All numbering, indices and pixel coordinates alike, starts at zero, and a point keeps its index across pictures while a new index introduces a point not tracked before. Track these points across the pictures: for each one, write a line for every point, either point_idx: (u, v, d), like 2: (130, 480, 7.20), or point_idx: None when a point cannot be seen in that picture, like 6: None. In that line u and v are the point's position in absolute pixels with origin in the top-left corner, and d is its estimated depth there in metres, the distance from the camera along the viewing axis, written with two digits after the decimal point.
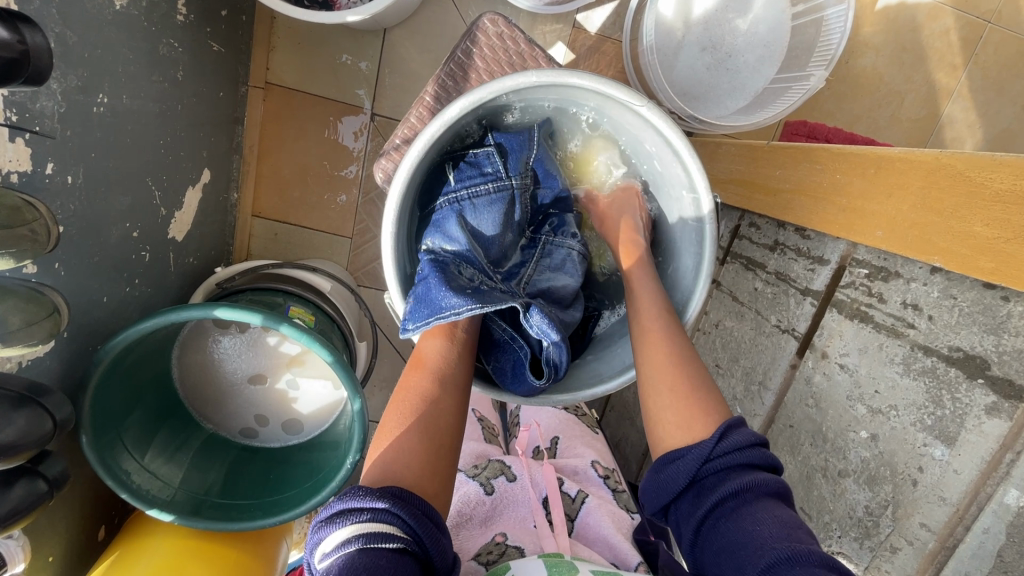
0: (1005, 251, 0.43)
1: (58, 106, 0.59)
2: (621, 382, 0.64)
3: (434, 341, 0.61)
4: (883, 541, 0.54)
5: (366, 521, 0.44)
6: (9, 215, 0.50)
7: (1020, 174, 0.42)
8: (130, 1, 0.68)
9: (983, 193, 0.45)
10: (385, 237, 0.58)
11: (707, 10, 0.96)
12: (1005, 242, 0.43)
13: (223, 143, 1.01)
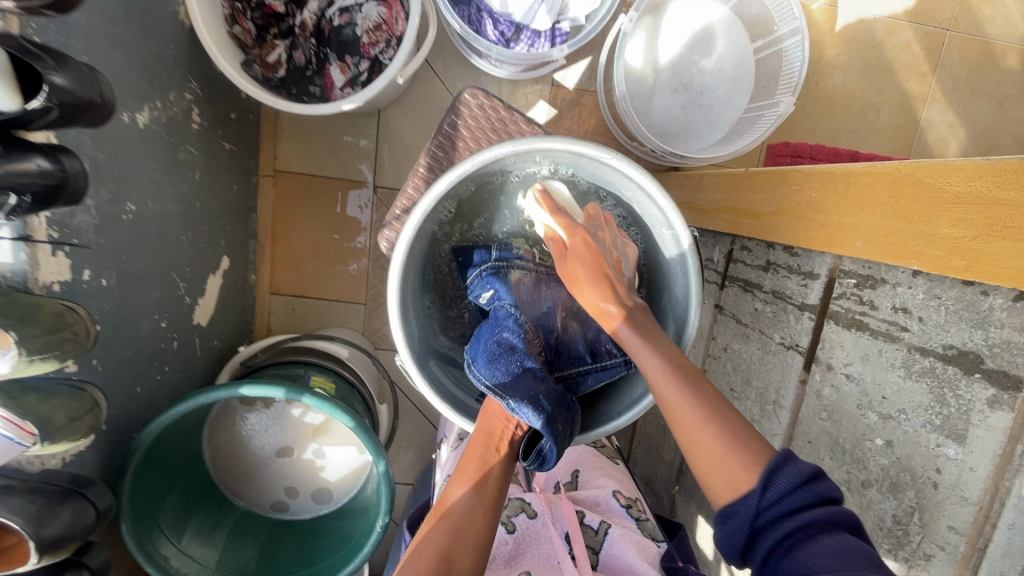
0: (973, 248, 0.45)
1: (93, 219, 0.65)
2: (631, 416, 0.63)
3: (461, 487, 0.59)
4: (917, 549, 0.53)
5: None
6: (55, 320, 0.55)
7: (974, 176, 0.44)
8: (154, 119, 0.76)
9: (945, 196, 0.47)
10: (392, 289, 0.61)
11: (674, 55, 1.02)
12: (972, 240, 0.45)
13: (239, 231, 1.08)
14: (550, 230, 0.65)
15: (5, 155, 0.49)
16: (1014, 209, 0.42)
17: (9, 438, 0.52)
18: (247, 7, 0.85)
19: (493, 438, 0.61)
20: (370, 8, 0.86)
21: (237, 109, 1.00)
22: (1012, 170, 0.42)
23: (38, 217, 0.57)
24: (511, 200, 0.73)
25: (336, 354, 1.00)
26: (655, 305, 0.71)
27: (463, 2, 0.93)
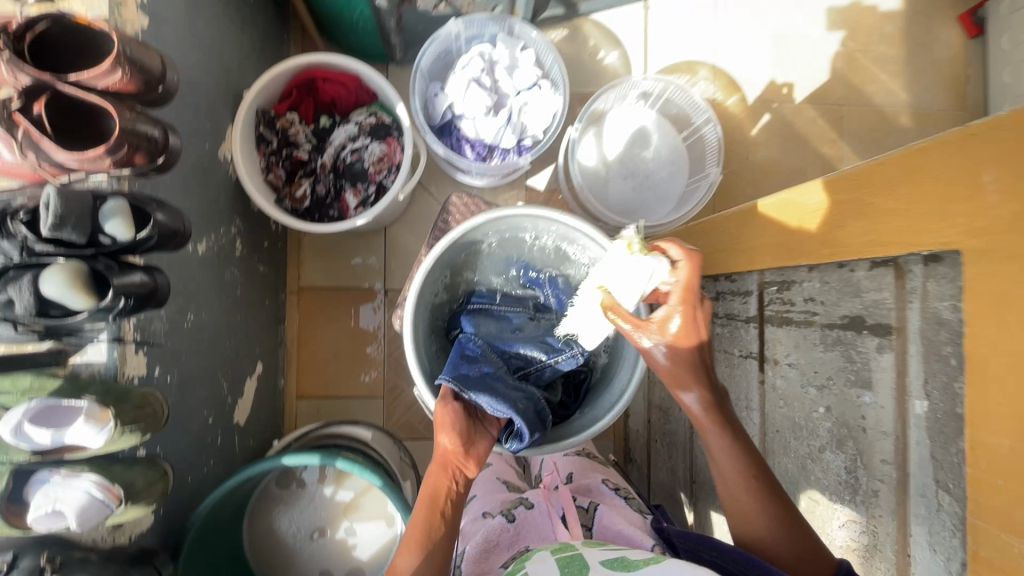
0: (828, 235, 0.58)
1: (165, 325, 0.81)
2: (612, 417, 0.74)
3: (411, 551, 0.64)
4: (867, 490, 0.56)
5: None
6: (142, 399, 0.70)
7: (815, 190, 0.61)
8: (210, 248, 0.94)
9: (801, 208, 0.63)
10: (407, 341, 0.74)
11: (619, 151, 1.25)
12: (825, 230, 0.59)
13: (270, 341, 1.24)
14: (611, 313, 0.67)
15: (118, 271, 0.65)
16: (846, 204, 0.56)
17: (101, 500, 0.63)
18: (278, 159, 1.08)
19: (436, 495, 0.68)
20: (374, 147, 1.08)
21: (269, 238, 1.21)
22: (849, 179, 0.55)
23: (129, 322, 0.73)
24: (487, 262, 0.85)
25: (362, 437, 1.10)
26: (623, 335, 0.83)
27: (446, 134, 1.19)
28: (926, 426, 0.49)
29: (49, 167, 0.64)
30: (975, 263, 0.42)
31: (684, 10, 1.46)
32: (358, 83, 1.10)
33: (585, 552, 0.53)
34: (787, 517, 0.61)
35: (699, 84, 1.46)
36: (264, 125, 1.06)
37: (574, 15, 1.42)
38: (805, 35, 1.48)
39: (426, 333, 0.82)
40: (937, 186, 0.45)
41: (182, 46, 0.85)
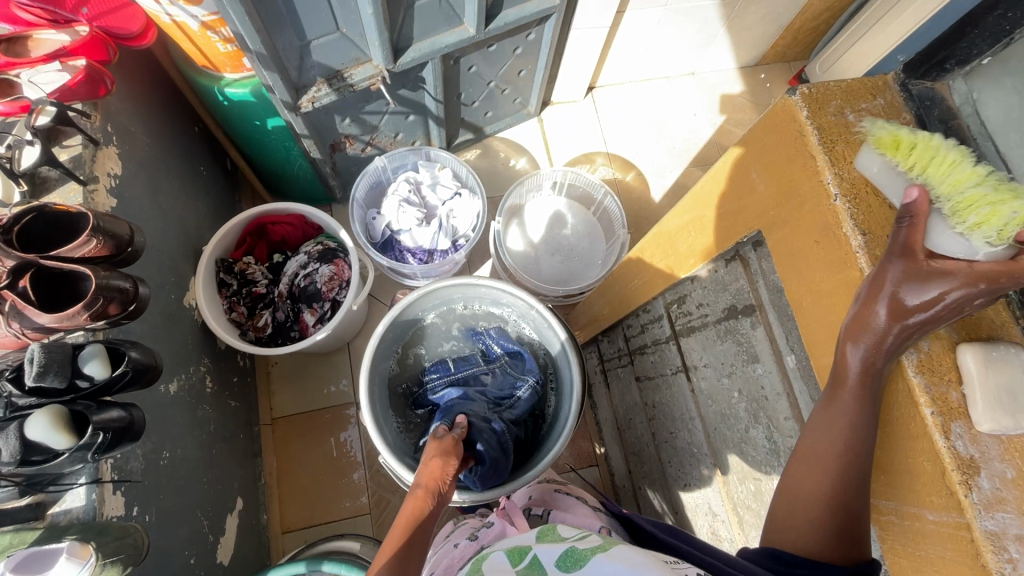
0: (691, 250, 0.73)
1: (139, 463, 0.85)
2: (562, 440, 0.83)
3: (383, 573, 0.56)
4: (783, 448, 0.64)
5: None
6: (123, 528, 0.74)
7: (675, 220, 0.77)
8: (181, 386, 1.01)
9: (670, 235, 0.79)
10: (365, 418, 0.83)
11: (542, 234, 1.43)
12: (687, 247, 0.74)
13: (249, 475, 1.25)
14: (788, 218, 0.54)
15: (96, 409, 0.71)
16: (692, 222, 0.71)
17: None
18: (239, 297, 1.20)
19: (415, 517, 0.63)
20: (323, 269, 1.22)
21: (238, 373, 1.28)
22: (690, 202, 0.71)
23: (106, 462, 0.77)
24: (435, 338, 1.01)
25: (348, 548, 1.08)
26: (561, 373, 0.95)
27: (389, 248, 1.34)
28: (800, 374, 0.59)
29: (32, 332, 0.74)
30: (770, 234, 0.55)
31: (573, 116, 1.75)
32: (304, 220, 1.27)
33: (540, 552, 0.55)
34: (845, 505, 0.47)
35: (600, 169, 1.71)
36: (224, 271, 1.19)
37: (484, 136, 1.68)
38: (675, 116, 1.79)
39: (389, 412, 0.93)
40: (733, 189, 0.60)
41: (146, 216, 0.99)
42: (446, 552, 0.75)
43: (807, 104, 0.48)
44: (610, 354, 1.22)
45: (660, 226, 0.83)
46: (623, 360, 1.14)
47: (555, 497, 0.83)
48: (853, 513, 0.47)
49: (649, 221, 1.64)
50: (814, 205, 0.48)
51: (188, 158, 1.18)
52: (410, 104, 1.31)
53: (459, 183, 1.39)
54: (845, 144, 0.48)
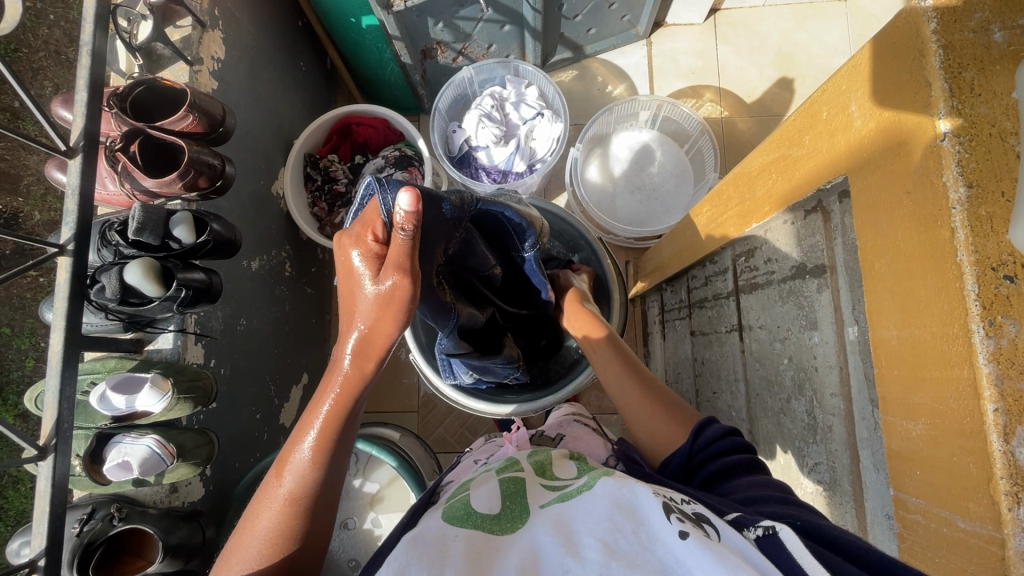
0: (766, 196, 0.64)
1: (218, 323, 0.96)
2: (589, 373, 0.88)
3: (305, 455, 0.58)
4: (823, 426, 0.58)
5: None
6: (198, 372, 0.85)
7: (755, 160, 0.67)
8: (261, 265, 1.11)
9: (747, 177, 0.70)
10: None
11: (624, 168, 1.35)
12: (763, 191, 0.65)
13: (317, 357, 1.38)
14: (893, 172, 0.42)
15: (181, 268, 0.81)
16: (773, 162, 0.62)
17: (158, 455, 0.76)
18: (321, 193, 1.27)
19: (345, 392, 0.58)
20: (397, 175, 1.25)
21: (316, 265, 1.39)
22: (776, 140, 0.61)
23: (191, 317, 0.89)
24: None
25: (389, 436, 1.16)
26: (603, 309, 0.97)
27: (465, 164, 1.34)
28: (858, 349, 0.51)
29: (141, 194, 0.84)
30: (856, 179, 0.47)
31: (686, 42, 1.57)
32: (387, 125, 1.31)
33: (525, 476, 0.57)
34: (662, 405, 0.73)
35: (705, 106, 1.54)
36: (310, 166, 1.26)
37: (583, 57, 1.57)
38: (808, 51, 1.54)
39: None
40: (827, 125, 0.51)
41: (243, 103, 1.06)
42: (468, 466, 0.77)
43: (938, 15, 0.38)
44: (671, 305, 1.15)
45: (737, 169, 0.74)
46: (682, 312, 1.07)
47: (567, 424, 0.83)
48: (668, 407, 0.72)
49: None
50: (917, 146, 0.39)
51: (289, 51, 1.23)
52: (506, 12, 1.25)
53: (544, 104, 1.33)
54: (981, 70, 0.37)
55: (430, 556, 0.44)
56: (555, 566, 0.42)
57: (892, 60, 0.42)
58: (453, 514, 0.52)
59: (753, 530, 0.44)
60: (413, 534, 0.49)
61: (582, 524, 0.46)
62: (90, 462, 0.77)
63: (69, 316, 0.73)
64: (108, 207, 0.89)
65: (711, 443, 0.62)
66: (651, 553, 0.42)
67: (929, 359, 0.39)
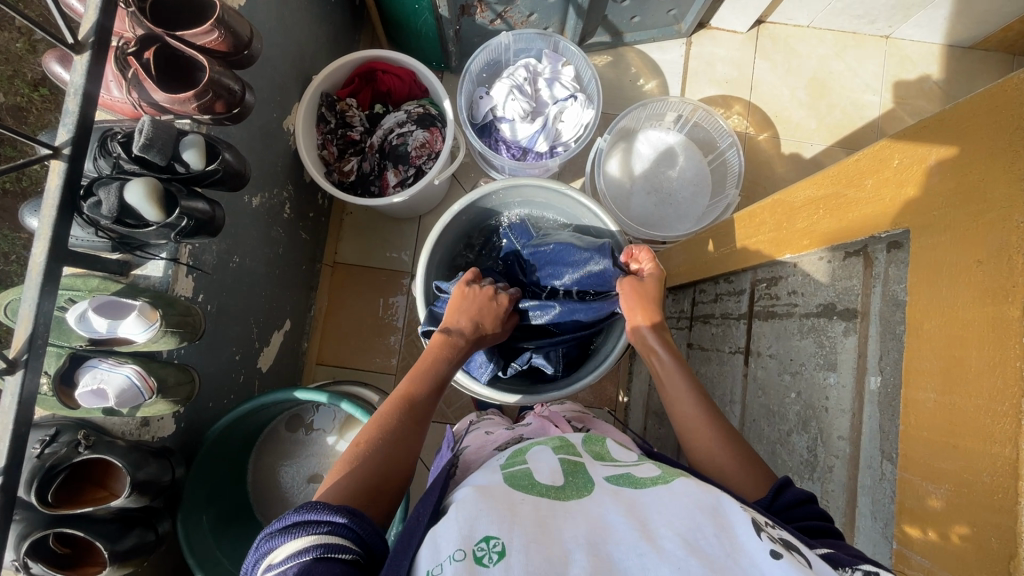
0: (807, 230, 0.64)
1: (211, 258, 0.91)
2: (600, 372, 0.86)
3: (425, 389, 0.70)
4: (822, 465, 0.60)
5: (324, 532, 0.48)
6: (186, 308, 0.81)
7: (798, 191, 0.66)
8: (261, 202, 1.06)
9: (784, 207, 0.69)
10: (416, 281, 0.87)
11: (645, 167, 1.32)
12: (803, 224, 0.64)
13: (301, 304, 1.34)
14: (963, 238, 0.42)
15: (185, 195, 0.76)
16: (822, 197, 0.61)
17: (137, 388, 0.73)
18: (333, 137, 1.21)
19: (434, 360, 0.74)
20: (418, 134, 1.20)
21: (315, 210, 1.33)
22: (828, 176, 0.60)
23: (184, 247, 0.84)
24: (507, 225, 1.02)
25: (368, 398, 1.11)
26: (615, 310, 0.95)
27: (487, 134, 1.30)
28: (878, 399, 0.52)
29: (148, 107, 0.78)
30: (918, 237, 0.47)
31: (725, 49, 1.54)
32: (413, 78, 1.24)
33: (586, 461, 0.59)
34: (743, 455, 0.64)
35: (732, 118, 1.52)
36: (326, 106, 1.19)
37: (620, 43, 1.52)
38: (842, 82, 1.53)
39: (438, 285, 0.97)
40: (896, 174, 0.50)
41: (268, 26, 0.98)
42: (484, 438, 0.80)
43: None
44: (670, 312, 1.16)
45: (772, 198, 0.73)
46: (681, 322, 1.08)
47: (591, 421, 0.89)
48: (750, 458, 0.63)
49: (763, 190, 1.47)
50: (999, 217, 0.39)
51: None
52: None
53: (578, 86, 1.29)
54: None
55: (500, 513, 0.47)
56: (629, 547, 0.44)
57: (989, 123, 0.41)
58: (518, 481, 0.55)
59: (850, 572, 0.43)
60: (477, 489, 0.52)
61: (658, 514, 0.47)
62: (60, 384, 0.72)
63: (56, 227, 0.67)
64: (109, 112, 0.82)
65: (794, 504, 0.54)
66: (735, 562, 0.42)
67: (964, 428, 0.40)
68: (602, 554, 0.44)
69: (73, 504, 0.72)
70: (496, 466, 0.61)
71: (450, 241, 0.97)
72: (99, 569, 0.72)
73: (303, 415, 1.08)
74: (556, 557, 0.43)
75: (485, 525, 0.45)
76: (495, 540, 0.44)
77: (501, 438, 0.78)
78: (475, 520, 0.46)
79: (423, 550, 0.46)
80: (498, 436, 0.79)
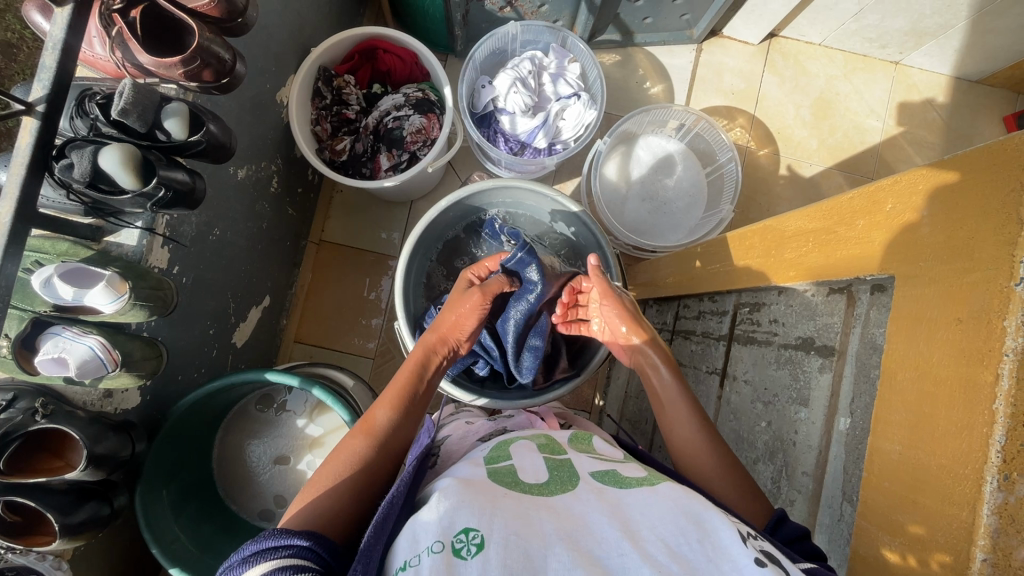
0: (794, 263, 0.63)
1: (191, 230, 0.89)
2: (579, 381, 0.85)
3: (388, 407, 0.68)
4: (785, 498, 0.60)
5: (286, 556, 0.46)
6: (158, 280, 0.79)
7: (789, 220, 0.65)
8: (248, 175, 1.03)
9: (774, 234, 0.68)
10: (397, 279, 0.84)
11: (642, 174, 1.31)
12: (791, 256, 0.64)
13: (283, 280, 1.31)
14: (947, 296, 0.41)
15: (164, 164, 0.74)
16: (813, 230, 0.60)
17: (100, 359, 0.71)
18: (328, 113, 1.17)
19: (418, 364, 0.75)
20: (415, 118, 1.17)
21: (304, 186, 1.30)
22: (820, 210, 0.59)
23: (161, 218, 0.81)
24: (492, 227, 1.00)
25: (342, 382, 1.09)
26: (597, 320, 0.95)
27: (486, 124, 1.27)
28: (845, 441, 0.53)
29: (132, 68, 0.75)
30: (902, 287, 0.46)
31: (734, 59, 1.52)
32: (416, 60, 1.21)
33: (571, 457, 0.62)
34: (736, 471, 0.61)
35: (735, 130, 1.51)
36: (323, 81, 1.16)
37: (630, 44, 1.49)
38: (847, 105, 1.52)
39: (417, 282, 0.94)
40: (888, 219, 0.49)
41: None
42: (465, 429, 0.80)
43: None
44: (653, 322, 1.16)
45: (762, 223, 0.72)
46: (663, 333, 1.08)
47: (575, 417, 0.89)
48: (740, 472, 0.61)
49: (759, 207, 1.47)
50: (982, 279, 0.38)
51: None
52: None
53: (582, 85, 1.26)
54: None
55: (481, 504, 0.47)
56: (611, 547, 0.44)
57: (989, 183, 0.40)
58: (502, 476, 0.55)
59: None
60: (461, 481, 0.53)
61: (638, 511, 0.49)
62: (20, 348, 0.68)
63: (24, 186, 0.64)
64: (91, 70, 0.79)
65: (790, 539, 0.51)
66: (716, 567, 0.43)
67: (925, 485, 0.39)
68: (584, 549, 0.44)
69: (26, 473, 0.70)
70: (479, 458, 0.62)
71: (434, 233, 0.93)
72: (51, 540, 0.71)
73: (275, 396, 1.07)
74: (535, 549, 0.43)
75: (465, 518, 0.45)
76: (474, 531, 0.44)
77: (482, 430, 0.78)
78: (455, 513, 0.46)
79: (402, 540, 0.47)
80: (480, 428, 0.79)
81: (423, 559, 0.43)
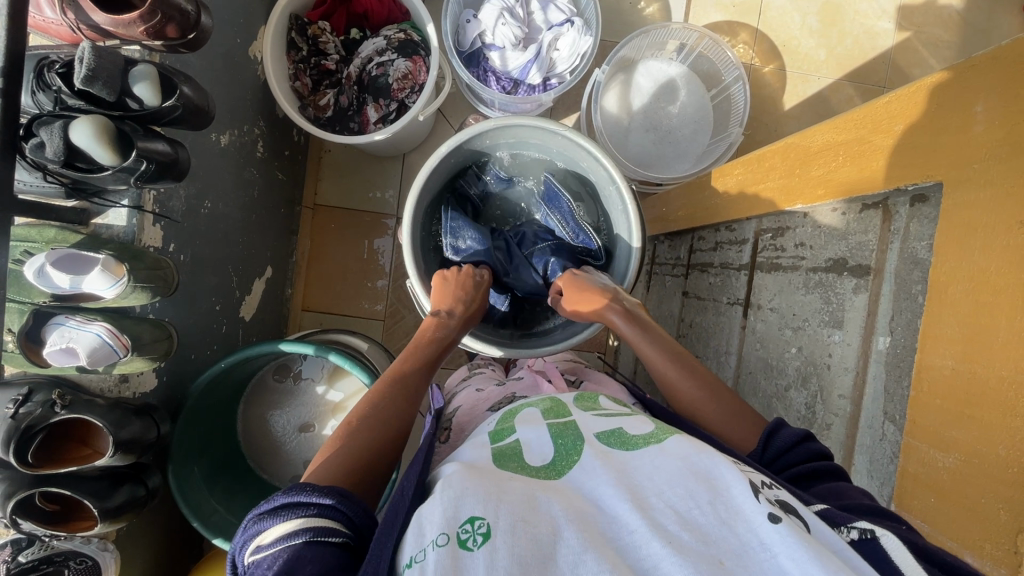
0: (823, 178, 0.59)
1: (181, 205, 0.85)
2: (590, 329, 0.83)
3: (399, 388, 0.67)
4: (821, 423, 0.60)
5: (312, 515, 0.46)
6: (155, 259, 0.75)
7: (814, 133, 0.61)
8: (231, 141, 0.97)
9: (797, 152, 0.64)
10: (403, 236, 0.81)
11: (644, 103, 1.24)
12: (818, 171, 0.60)
13: (282, 248, 1.27)
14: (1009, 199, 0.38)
15: (141, 135, 0.69)
16: (842, 143, 0.56)
17: (110, 346, 0.69)
18: (306, 66, 1.09)
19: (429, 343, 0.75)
20: (400, 62, 1.10)
21: (290, 148, 1.24)
22: (850, 119, 0.55)
23: (149, 194, 0.76)
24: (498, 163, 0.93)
25: (356, 346, 1.09)
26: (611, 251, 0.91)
27: (473, 64, 1.19)
28: (885, 360, 0.51)
29: (88, 30, 0.68)
30: (950, 195, 0.43)
31: None
32: None
33: (577, 418, 0.56)
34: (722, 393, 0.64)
35: (738, 47, 1.42)
36: (296, 31, 1.08)
37: None
38: (857, 7, 1.42)
39: (426, 230, 0.91)
40: (932, 121, 0.45)
41: None
42: (476, 396, 0.77)
43: None
44: (666, 258, 1.12)
45: (786, 139, 0.67)
46: (676, 269, 1.05)
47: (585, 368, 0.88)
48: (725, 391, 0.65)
49: (767, 128, 1.40)
50: None
51: None
52: None
53: (574, 10, 1.17)
54: None
55: (486, 487, 0.44)
56: (620, 522, 0.41)
57: None
58: (502, 454, 0.51)
59: (846, 531, 0.41)
60: (458, 466, 0.49)
61: (648, 474, 0.45)
62: (26, 341, 0.67)
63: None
64: (43, 35, 0.72)
65: (788, 449, 0.53)
66: (730, 529, 0.40)
67: (986, 400, 0.38)
68: (591, 530, 0.41)
69: (57, 463, 0.70)
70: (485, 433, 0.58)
71: (434, 192, 0.89)
72: (92, 525, 0.72)
73: (290, 365, 1.06)
74: (544, 534, 0.40)
75: (469, 506, 0.42)
76: (480, 520, 0.41)
77: (494, 396, 0.75)
78: (459, 500, 0.42)
79: (406, 534, 0.44)
80: (492, 394, 0.76)
81: (427, 556, 0.39)
